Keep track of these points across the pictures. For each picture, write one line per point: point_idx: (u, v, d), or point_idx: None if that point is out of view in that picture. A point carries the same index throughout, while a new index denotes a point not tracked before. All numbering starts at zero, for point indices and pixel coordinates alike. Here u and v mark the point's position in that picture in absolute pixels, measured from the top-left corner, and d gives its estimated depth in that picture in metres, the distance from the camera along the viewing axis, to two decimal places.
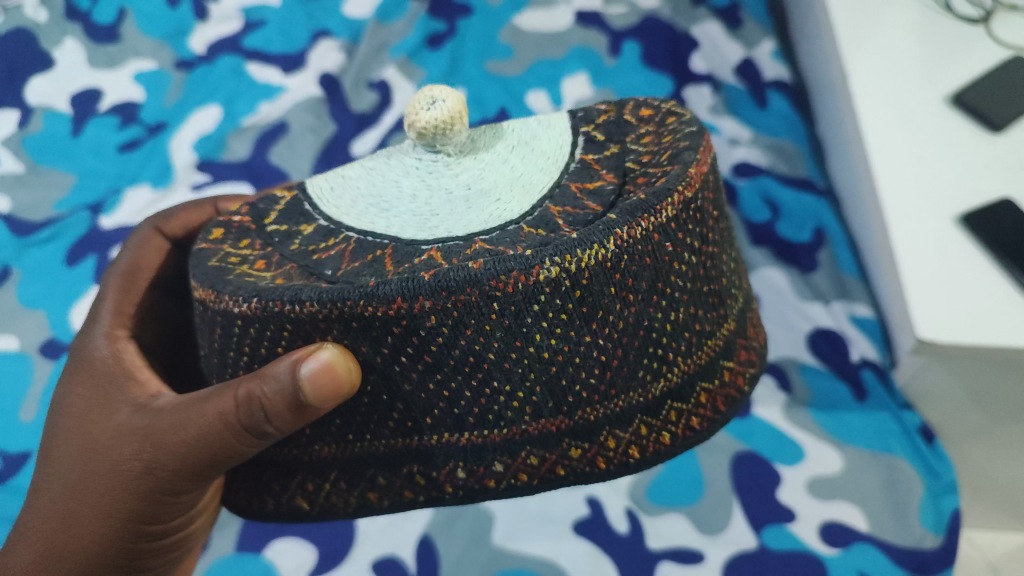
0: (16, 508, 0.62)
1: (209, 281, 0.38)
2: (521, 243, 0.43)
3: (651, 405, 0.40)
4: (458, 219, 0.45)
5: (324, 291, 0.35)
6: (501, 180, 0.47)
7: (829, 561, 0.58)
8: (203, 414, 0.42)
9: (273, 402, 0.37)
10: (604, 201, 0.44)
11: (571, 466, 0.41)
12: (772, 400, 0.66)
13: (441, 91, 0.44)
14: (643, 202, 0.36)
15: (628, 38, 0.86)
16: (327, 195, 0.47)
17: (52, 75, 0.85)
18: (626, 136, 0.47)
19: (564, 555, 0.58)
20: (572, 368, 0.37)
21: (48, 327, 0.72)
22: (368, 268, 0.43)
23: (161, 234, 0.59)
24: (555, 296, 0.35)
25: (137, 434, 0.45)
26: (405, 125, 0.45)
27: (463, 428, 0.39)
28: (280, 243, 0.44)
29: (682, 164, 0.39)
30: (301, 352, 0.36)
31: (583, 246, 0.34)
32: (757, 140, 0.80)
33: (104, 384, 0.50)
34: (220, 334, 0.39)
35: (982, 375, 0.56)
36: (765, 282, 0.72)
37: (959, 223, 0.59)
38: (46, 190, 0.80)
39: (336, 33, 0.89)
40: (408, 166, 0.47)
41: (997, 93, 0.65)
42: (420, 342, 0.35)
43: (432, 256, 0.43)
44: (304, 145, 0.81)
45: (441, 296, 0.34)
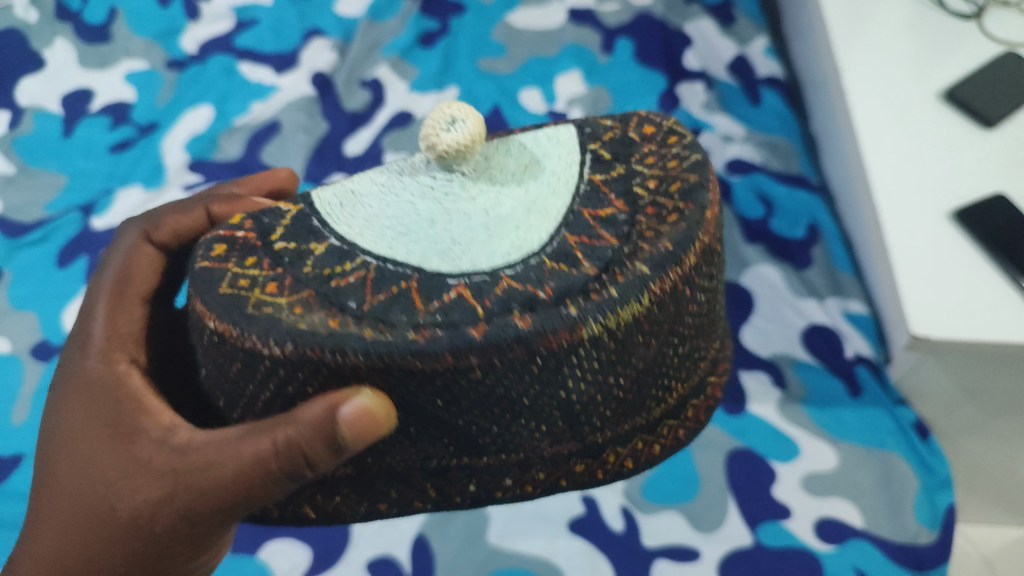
0: (9, 510, 0.62)
1: (228, 316, 0.35)
2: (548, 282, 0.35)
3: (651, 425, 0.41)
4: (479, 249, 0.37)
5: (372, 346, 0.33)
6: (517, 205, 0.39)
7: (825, 558, 0.58)
8: (243, 455, 0.39)
9: (320, 446, 0.36)
10: (619, 233, 0.37)
11: (573, 477, 0.41)
12: (767, 397, 0.66)
13: (461, 110, 0.40)
14: (671, 254, 0.35)
15: (621, 35, 0.86)
16: (336, 213, 0.39)
17: (44, 76, 0.85)
18: (632, 156, 0.41)
19: (559, 554, 0.58)
20: (597, 407, 0.37)
21: (40, 329, 0.72)
22: (392, 305, 0.35)
23: (150, 242, 0.55)
24: (595, 351, 0.34)
25: (161, 474, 0.42)
26: (421, 143, 0.40)
27: (478, 457, 0.39)
28: (290, 263, 0.37)
29: (699, 208, 0.37)
30: (336, 397, 0.35)
31: (623, 303, 0.34)
32: (751, 136, 0.80)
33: (110, 412, 0.46)
34: (240, 367, 0.36)
35: (975, 370, 0.57)
36: (760, 278, 0.72)
37: (953, 219, 0.59)
38: (38, 191, 0.80)
39: (329, 32, 0.88)
40: (422, 186, 0.40)
41: (990, 89, 0.65)
42: (463, 392, 0.34)
43: (461, 294, 0.35)
44: (296, 144, 0.81)
45: (490, 353, 0.33)
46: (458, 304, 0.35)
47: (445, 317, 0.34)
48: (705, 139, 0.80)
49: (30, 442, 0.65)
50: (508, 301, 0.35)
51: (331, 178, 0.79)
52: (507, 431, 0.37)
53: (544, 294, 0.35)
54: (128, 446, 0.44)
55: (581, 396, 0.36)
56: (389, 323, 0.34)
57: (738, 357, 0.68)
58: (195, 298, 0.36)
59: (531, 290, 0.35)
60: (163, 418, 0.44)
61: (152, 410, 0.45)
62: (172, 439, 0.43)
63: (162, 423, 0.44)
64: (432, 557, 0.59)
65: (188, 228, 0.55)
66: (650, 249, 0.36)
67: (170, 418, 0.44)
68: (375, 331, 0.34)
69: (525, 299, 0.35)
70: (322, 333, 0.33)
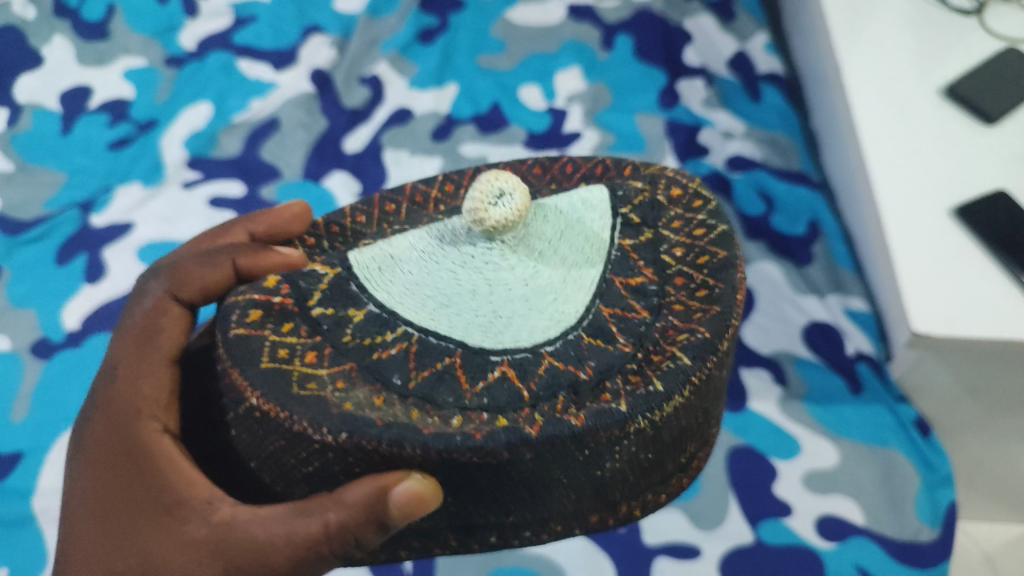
0: (9, 510, 0.62)
1: (275, 398, 0.40)
2: (587, 359, 0.45)
3: (664, 481, 0.48)
4: (522, 325, 0.47)
5: (430, 444, 0.39)
6: (555, 277, 0.48)
7: (826, 555, 0.58)
8: (295, 534, 0.42)
9: (370, 527, 0.41)
10: (649, 304, 0.47)
11: (590, 530, 0.49)
12: (767, 393, 0.66)
13: (509, 183, 0.46)
14: (709, 343, 0.43)
15: (621, 31, 0.85)
16: (377, 278, 0.48)
17: (42, 73, 0.85)
18: (659, 220, 0.51)
19: (560, 552, 0.58)
20: (622, 475, 0.44)
21: (40, 327, 0.71)
22: (439, 382, 0.44)
23: (177, 301, 0.53)
24: (633, 439, 0.42)
25: (209, 553, 0.43)
26: (469, 213, 0.46)
27: (504, 516, 0.45)
28: (329, 331, 0.45)
29: (729, 287, 0.46)
30: (385, 479, 0.39)
31: (667, 399, 0.41)
32: (751, 133, 0.80)
33: (150, 485, 0.46)
34: (282, 443, 0.41)
35: (977, 367, 0.57)
36: (760, 275, 0.72)
37: (954, 215, 0.59)
38: (36, 188, 0.79)
39: (328, 28, 0.88)
40: (464, 256, 0.48)
41: (992, 84, 0.65)
42: (510, 477, 0.41)
43: (506, 373, 0.45)
44: (296, 141, 0.81)
45: (543, 448, 0.40)
46: (503, 384, 0.44)
47: (491, 397, 0.44)
48: (705, 135, 0.80)
49: (30, 440, 0.65)
50: (554, 384, 0.44)
51: (332, 176, 0.80)
52: (539, 499, 0.43)
53: (584, 374, 0.44)
54: (172, 522, 0.44)
55: (611, 472, 0.43)
56: (436, 403, 0.43)
57: (738, 353, 0.68)
58: (233, 368, 0.42)
59: (572, 370, 0.45)
60: (203, 491, 0.45)
61: (192, 482, 0.45)
62: (216, 516, 0.44)
63: (202, 499, 0.44)
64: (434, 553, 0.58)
65: (216, 284, 0.52)
66: (690, 337, 0.44)
67: (208, 490, 0.45)
68: (420, 411, 0.43)
69: (569, 378, 0.44)
70: (378, 428, 0.39)
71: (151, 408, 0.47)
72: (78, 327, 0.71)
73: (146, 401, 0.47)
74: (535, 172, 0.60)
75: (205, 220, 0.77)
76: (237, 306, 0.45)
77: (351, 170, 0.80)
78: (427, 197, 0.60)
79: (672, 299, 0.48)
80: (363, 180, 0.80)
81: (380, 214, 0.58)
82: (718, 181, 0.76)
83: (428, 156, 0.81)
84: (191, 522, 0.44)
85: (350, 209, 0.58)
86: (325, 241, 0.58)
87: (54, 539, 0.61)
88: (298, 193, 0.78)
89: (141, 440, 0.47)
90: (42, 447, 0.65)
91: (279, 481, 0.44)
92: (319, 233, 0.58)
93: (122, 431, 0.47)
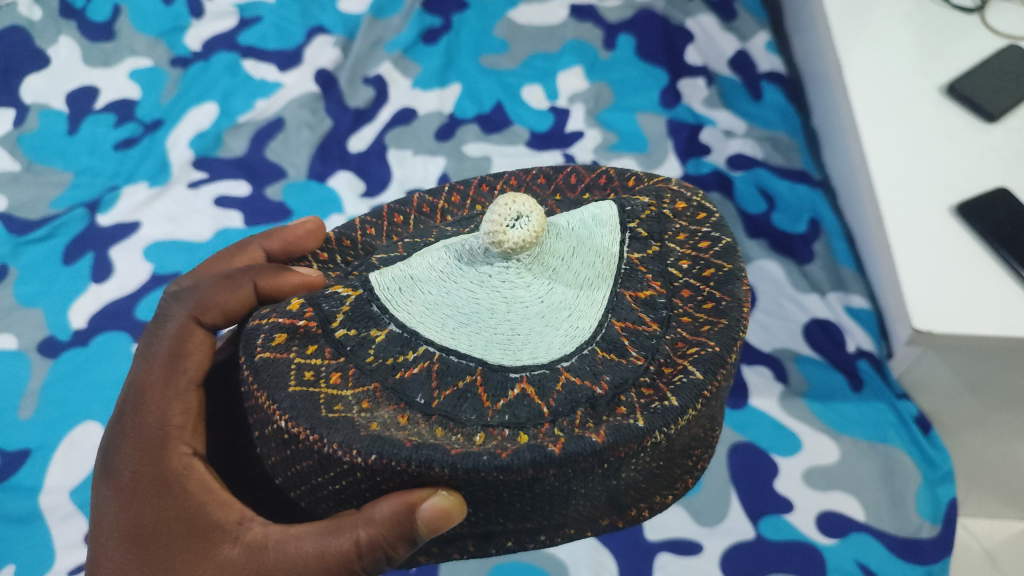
0: (18, 506, 0.63)
1: (307, 421, 0.41)
2: (602, 375, 0.46)
3: (671, 483, 0.50)
4: (539, 342, 0.47)
5: (458, 463, 0.39)
6: (568, 293, 0.48)
7: (827, 551, 0.59)
8: (326, 552, 0.43)
9: (400, 544, 0.41)
10: (659, 317, 0.48)
11: (596, 526, 0.51)
12: (768, 390, 0.66)
13: (525, 204, 0.44)
14: (718, 356, 0.44)
15: (623, 31, 0.86)
16: (397, 298, 0.47)
17: (49, 73, 0.85)
18: (665, 233, 0.51)
19: (563, 548, 0.59)
20: (632, 480, 0.46)
21: (47, 325, 0.72)
22: (462, 401, 0.45)
23: (200, 324, 0.52)
24: (647, 452, 0.43)
25: (243, 574, 0.44)
26: (485, 235, 0.45)
27: (522, 523, 0.45)
28: (353, 352, 0.45)
29: (735, 300, 0.47)
30: (413, 496, 0.40)
31: (682, 414, 0.42)
32: (752, 131, 0.80)
33: (181, 510, 0.46)
34: (314, 462, 0.42)
35: (977, 363, 0.57)
36: (763, 274, 0.72)
37: (955, 213, 0.59)
38: (43, 188, 0.80)
39: (331, 28, 0.88)
40: (481, 275, 0.47)
41: (993, 82, 0.65)
42: (533, 491, 0.42)
43: (525, 389, 0.46)
44: (300, 141, 0.82)
45: (566, 464, 0.40)
46: (524, 402, 0.45)
47: (513, 415, 0.45)
48: (705, 134, 0.81)
49: (37, 438, 0.66)
50: (572, 399, 0.45)
51: (336, 176, 0.80)
52: (558, 507, 0.45)
53: (600, 389, 0.45)
54: (206, 545, 0.45)
55: (625, 479, 0.45)
56: (459, 420, 0.44)
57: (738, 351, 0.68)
58: (262, 392, 0.43)
59: (588, 385, 0.45)
60: (234, 510, 0.46)
61: (222, 501, 0.46)
62: (248, 536, 0.45)
63: (234, 519, 0.46)
64: None
65: (236, 308, 0.51)
66: (700, 351, 0.45)
67: (238, 510, 0.46)
68: (444, 429, 0.44)
69: (586, 394, 0.45)
70: (407, 450, 0.40)
71: (180, 433, 0.48)
72: (85, 327, 0.72)
73: (176, 427, 0.48)
74: (540, 182, 0.61)
75: (211, 219, 0.78)
76: (260, 329, 0.45)
77: (355, 170, 0.81)
78: (434, 207, 0.61)
79: (680, 311, 0.48)
80: (366, 180, 0.80)
81: (389, 226, 0.59)
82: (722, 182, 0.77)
83: (432, 156, 0.81)
84: (225, 544, 0.45)
85: (361, 222, 0.59)
86: (339, 257, 0.58)
87: (63, 535, 0.61)
88: (304, 195, 0.79)
89: (171, 465, 0.47)
90: (50, 444, 0.66)
91: (306, 497, 0.46)
92: (332, 248, 0.58)
93: (150, 457, 0.48)
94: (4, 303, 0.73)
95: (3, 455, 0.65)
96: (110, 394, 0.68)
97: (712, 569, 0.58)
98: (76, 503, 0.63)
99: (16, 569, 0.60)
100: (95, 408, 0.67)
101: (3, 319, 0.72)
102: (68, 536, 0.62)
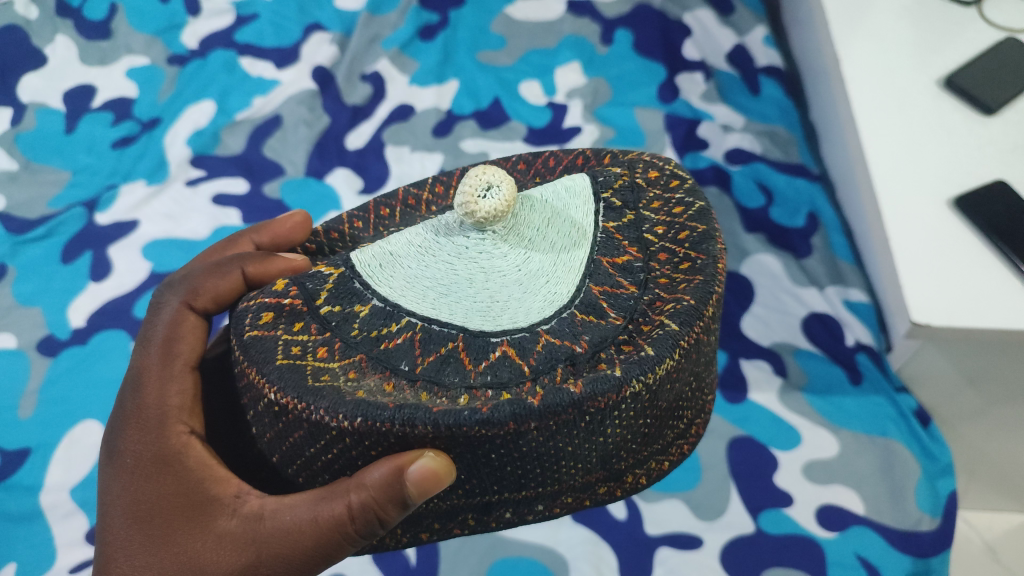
0: (16, 506, 0.63)
1: (294, 390, 0.41)
2: (582, 335, 0.45)
3: (664, 449, 0.50)
4: (518, 307, 0.47)
5: (440, 420, 0.39)
6: (546, 262, 0.48)
7: (826, 545, 0.58)
8: (319, 518, 0.43)
9: (392, 507, 0.41)
10: (637, 280, 0.48)
11: (595, 497, 0.50)
12: (767, 384, 0.66)
13: (495, 175, 0.46)
14: (695, 310, 0.44)
15: (620, 26, 0.86)
16: (378, 275, 0.47)
17: (46, 72, 0.85)
18: (640, 202, 0.51)
19: (562, 542, 0.59)
20: (624, 443, 0.45)
21: (46, 324, 0.72)
22: (445, 365, 0.45)
23: (192, 310, 0.53)
24: (632, 404, 0.42)
25: (242, 545, 0.44)
26: (458, 208, 0.46)
27: (518, 491, 0.45)
28: (338, 327, 0.46)
29: (711, 258, 0.46)
30: (402, 459, 0.40)
31: (659, 362, 0.41)
32: (750, 126, 0.80)
33: (180, 484, 0.46)
34: (304, 434, 0.42)
35: (977, 357, 0.57)
36: (759, 268, 0.72)
37: (953, 206, 0.59)
38: (41, 187, 0.80)
39: (328, 26, 0.88)
40: (458, 247, 0.48)
41: (991, 75, 0.65)
42: (521, 451, 0.42)
43: (506, 351, 0.45)
44: (297, 139, 0.82)
45: (547, 417, 0.40)
46: (505, 362, 0.45)
47: (495, 374, 0.44)
48: (704, 128, 0.80)
49: (38, 437, 0.66)
50: (551, 357, 0.45)
51: (334, 174, 0.80)
52: (551, 472, 0.44)
53: (580, 348, 0.45)
54: (205, 517, 0.45)
55: (613, 440, 0.44)
56: (443, 384, 0.44)
57: (736, 345, 0.69)
58: (251, 368, 0.43)
59: (568, 344, 0.45)
60: (230, 485, 0.46)
61: (219, 477, 0.46)
62: (245, 508, 0.45)
63: (231, 492, 0.46)
64: (436, 553, 0.58)
65: (227, 293, 0.53)
66: (677, 305, 0.44)
67: (235, 484, 0.46)
68: (429, 393, 0.44)
69: (565, 352, 0.45)
70: (390, 410, 0.40)
71: (178, 413, 0.49)
72: (84, 325, 0.72)
73: (174, 407, 0.49)
74: (520, 168, 0.61)
75: (210, 217, 0.78)
76: (248, 310, 0.46)
77: (353, 168, 0.81)
78: (420, 199, 0.61)
79: (657, 274, 0.48)
80: (364, 177, 0.80)
81: (376, 218, 0.59)
82: (716, 175, 0.77)
83: (429, 152, 0.81)
84: (222, 516, 0.45)
85: (349, 215, 0.59)
86: (326, 246, 0.59)
87: (63, 534, 0.61)
88: (301, 192, 0.79)
89: (168, 443, 0.47)
90: (50, 442, 0.66)
91: (302, 473, 0.45)
92: (320, 239, 0.59)
93: (149, 437, 0.48)
94: (3, 302, 0.73)
95: (4, 454, 0.65)
96: (108, 393, 0.68)
97: (712, 563, 0.58)
98: (77, 500, 0.63)
99: (17, 568, 0.60)
100: (94, 407, 0.67)
101: (2, 318, 0.72)
102: (68, 534, 0.61)
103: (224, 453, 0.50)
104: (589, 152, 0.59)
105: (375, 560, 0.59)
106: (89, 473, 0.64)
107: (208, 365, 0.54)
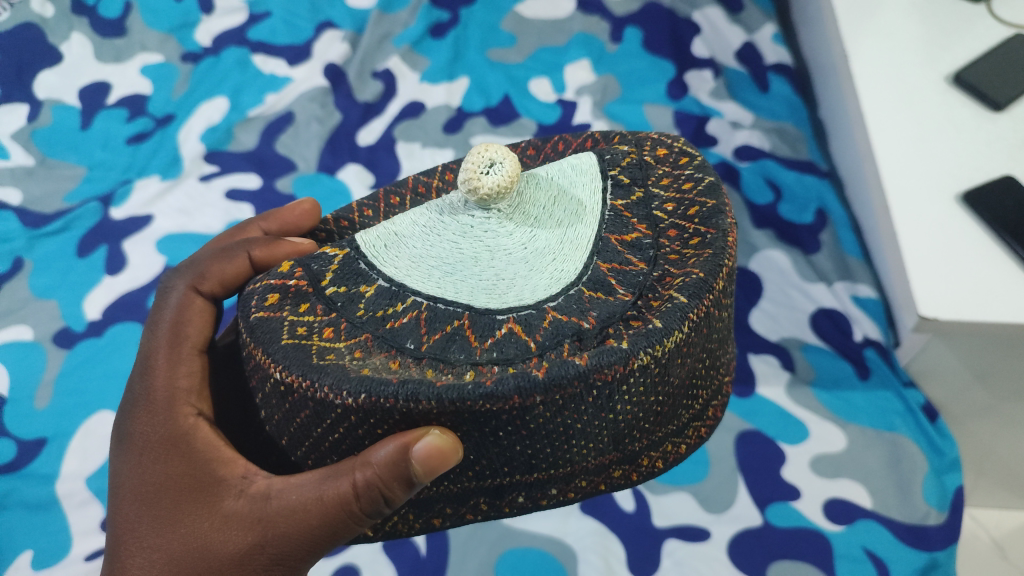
0: (32, 495, 0.63)
1: (299, 368, 0.41)
2: (590, 311, 0.46)
3: (679, 430, 0.51)
4: (524, 285, 0.47)
5: (443, 395, 0.39)
6: (552, 239, 0.49)
7: (833, 537, 0.59)
8: (325, 497, 0.43)
9: (397, 485, 0.42)
10: (646, 256, 0.48)
11: (611, 481, 0.50)
12: (775, 378, 0.67)
13: (498, 152, 0.47)
14: (704, 282, 0.43)
15: (630, 24, 0.86)
16: (383, 254, 0.48)
17: (62, 69, 0.86)
18: (649, 179, 0.52)
19: (571, 533, 0.59)
20: (637, 422, 0.45)
21: (62, 317, 0.73)
22: (450, 342, 0.45)
23: (198, 294, 0.55)
24: (640, 377, 0.42)
25: (248, 524, 0.45)
26: (463, 185, 0.47)
27: (529, 474, 0.46)
28: (343, 308, 0.46)
29: (721, 232, 0.46)
30: (407, 437, 0.40)
31: (666, 334, 0.41)
32: (759, 123, 0.81)
33: (188, 465, 0.47)
34: (310, 414, 0.43)
35: (985, 352, 0.57)
36: (767, 263, 0.73)
37: (960, 201, 0.59)
38: (57, 182, 0.81)
39: (340, 23, 0.89)
40: (463, 226, 0.49)
41: (999, 72, 0.65)
42: (529, 428, 0.42)
43: (512, 328, 0.46)
44: (310, 134, 0.83)
45: (552, 390, 0.40)
46: (511, 339, 0.45)
47: (501, 351, 0.45)
48: (713, 125, 0.81)
49: (53, 428, 0.67)
50: (557, 333, 0.45)
51: (346, 169, 0.81)
52: (561, 451, 0.44)
53: (587, 323, 0.45)
54: (210, 498, 0.46)
55: (624, 417, 0.44)
56: (449, 361, 0.45)
57: (745, 340, 0.69)
58: (258, 348, 0.43)
59: (575, 321, 0.45)
60: (237, 466, 0.47)
61: (225, 459, 0.47)
62: (252, 488, 0.46)
63: (238, 474, 0.47)
64: (445, 547, 0.59)
65: (232, 277, 0.55)
66: (686, 278, 0.44)
67: (242, 465, 0.47)
68: (435, 369, 0.44)
69: (572, 327, 0.45)
70: (394, 386, 0.40)
71: (186, 396, 0.50)
72: (99, 317, 0.73)
73: (182, 389, 0.50)
74: (530, 153, 0.63)
75: (223, 212, 0.79)
76: (255, 293, 0.47)
77: (364, 163, 0.82)
78: (429, 186, 0.62)
79: (667, 250, 0.48)
80: (375, 172, 0.81)
81: (386, 207, 0.60)
82: (726, 169, 0.77)
83: (439, 148, 0.82)
84: (229, 497, 0.46)
85: (358, 205, 0.60)
86: (336, 234, 0.60)
87: (78, 522, 0.62)
88: (313, 187, 0.80)
89: (176, 424, 0.49)
90: (65, 432, 0.67)
91: (310, 455, 0.46)
92: (330, 227, 0.60)
93: (158, 418, 0.49)
94: (19, 295, 0.74)
95: (20, 444, 0.66)
96: (123, 384, 0.69)
97: (719, 554, 0.58)
98: (92, 489, 0.64)
99: (33, 555, 0.61)
100: (108, 397, 0.68)
101: (18, 311, 0.74)
102: (83, 523, 0.62)
103: (233, 435, 0.51)
104: (598, 134, 0.59)
105: (386, 550, 0.59)
106: (103, 462, 0.65)
107: (218, 352, 0.55)
